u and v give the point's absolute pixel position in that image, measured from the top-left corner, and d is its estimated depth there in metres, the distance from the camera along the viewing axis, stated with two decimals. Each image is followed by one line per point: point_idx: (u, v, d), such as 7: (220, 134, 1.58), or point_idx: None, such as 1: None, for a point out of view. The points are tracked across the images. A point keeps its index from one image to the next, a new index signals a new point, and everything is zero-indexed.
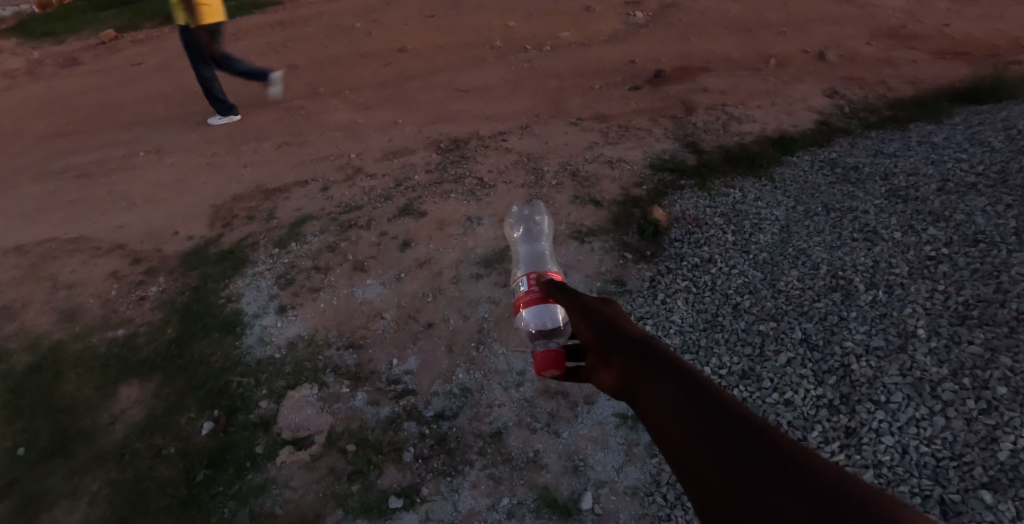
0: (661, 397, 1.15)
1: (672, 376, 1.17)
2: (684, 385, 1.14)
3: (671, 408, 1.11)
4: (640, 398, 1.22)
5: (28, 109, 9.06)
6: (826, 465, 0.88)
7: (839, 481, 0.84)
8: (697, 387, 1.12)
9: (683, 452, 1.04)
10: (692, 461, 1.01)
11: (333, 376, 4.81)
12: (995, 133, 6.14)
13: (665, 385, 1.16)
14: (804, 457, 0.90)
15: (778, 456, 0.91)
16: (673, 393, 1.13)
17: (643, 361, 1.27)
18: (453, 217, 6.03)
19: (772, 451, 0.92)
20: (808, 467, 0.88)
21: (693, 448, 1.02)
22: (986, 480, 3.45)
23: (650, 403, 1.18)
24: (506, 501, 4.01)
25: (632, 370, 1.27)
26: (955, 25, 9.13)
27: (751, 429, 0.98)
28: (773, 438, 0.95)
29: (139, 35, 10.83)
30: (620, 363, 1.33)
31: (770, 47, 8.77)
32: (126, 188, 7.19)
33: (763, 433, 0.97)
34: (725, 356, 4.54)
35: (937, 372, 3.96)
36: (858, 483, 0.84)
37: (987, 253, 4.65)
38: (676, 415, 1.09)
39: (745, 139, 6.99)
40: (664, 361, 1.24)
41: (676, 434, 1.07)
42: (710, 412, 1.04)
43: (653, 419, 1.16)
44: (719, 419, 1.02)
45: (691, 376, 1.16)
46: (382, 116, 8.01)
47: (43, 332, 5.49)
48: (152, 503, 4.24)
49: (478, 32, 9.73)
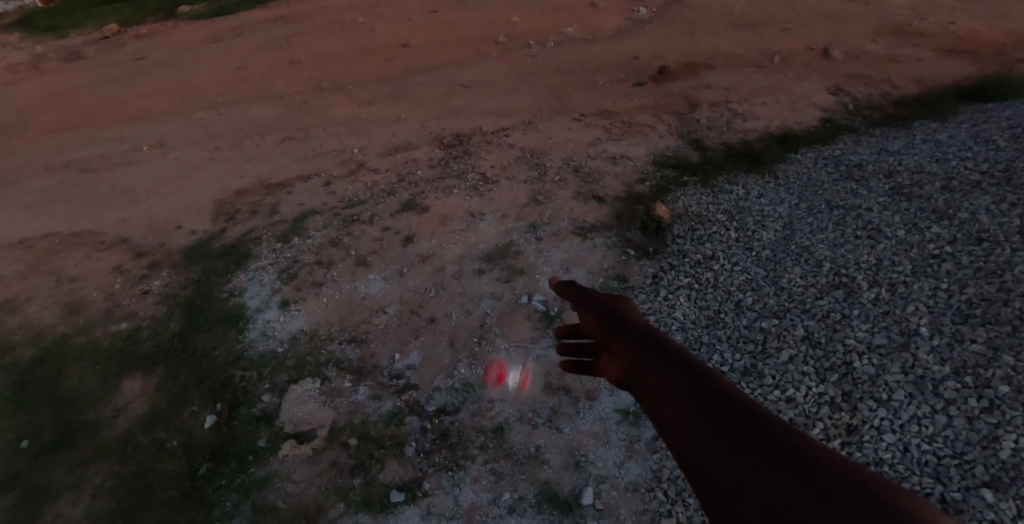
0: (658, 383, 1.03)
1: (673, 364, 1.05)
2: (691, 377, 1.00)
3: (671, 395, 0.98)
4: (637, 385, 1.07)
5: (31, 103, 9.07)
6: (846, 464, 0.77)
7: (860, 479, 0.73)
8: (700, 378, 1.00)
9: (683, 441, 0.91)
10: (695, 451, 0.88)
11: (335, 370, 4.82)
12: (1000, 132, 6.10)
13: (665, 372, 1.04)
14: (822, 454, 0.78)
15: (790, 450, 0.80)
16: (671, 381, 1.01)
17: (638, 344, 1.14)
18: (456, 211, 6.03)
19: (783, 445, 0.80)
20: (825, 464, 0.76)
21: (693, 436, 0.89)
22: (988, 479, 3.46)
23: (646, 390, 1.04)
24: (506, 496, 4.03)
25: (626, 351, 1.14)
26: (960, 22, 9.08)
27: (761, 422, 0.86)
28: (785, 435, 0.84)
29: (143, 29, 10.82)
30: (611, 343, 1.19)
31: (774, 43, 8.74)
32: (130, 182, 7.20)
33: (776, 429, 0.84)
34: (727, 353, 4.57)
35: (939, 370, 3.96)
36: (881, 482, 0.73)
37: (991, 252, 4.63)
38: (677, 403, 0.96)
39: (749, 135, 6.97)
40: (663, 348, 1.11)
41: (674, 420, 0.95)
42: (715, 404, 0.92)
43: (648, 404, 1.03)
44: (726, 410, 0.90)
45: (695, 366, 1.04)
46: (385, 111, 8.00)
47: (47, 325, 5.52)
48: (155, 496, 4.28)
49: (482, 27, 9.70)
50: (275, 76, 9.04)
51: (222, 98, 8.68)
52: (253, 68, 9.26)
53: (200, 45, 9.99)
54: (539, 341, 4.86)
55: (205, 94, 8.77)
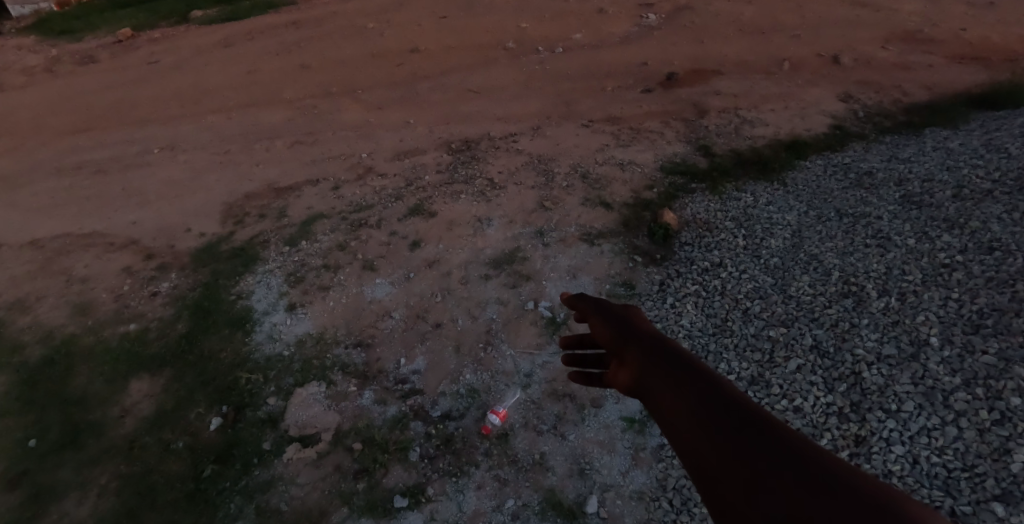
0: (667, 390, 0.97)
1: (685, 371, 0.99)
2: (702, 387, 0.94)
3: (680, 402, 0.93)
4: (649, 398, 1.00)
5: (45, 105, 9.20)
6: (867, 480, 0.72)
7: (879, 496, 0.69)
8: (711, 385, 0.94)
9: (691, 447, 0.86)
10: (705, 458, 0.82)
11: (341, 374, 4.82)
12: (1012, 140, 6.03)
13: (675, 378, 0.98)
14: (838, 470, 0.74)
15: (806, 464, 0.75)
16: (680, 387, 0.95)
17: (649, 352, 1.07)
18: (463, 217, 6.02)
19: (799, 459, 0.76)
20: (838, 478, 0.72)
21: (706, 446, 0.83)
22: (999, 492, 3.40)
23: (655, 395, 0.98)
24: (510, 503, 4.01)
25: (637, 359, 1.07)
26: (972, 28, 8.99)
27: (771, 432, 0.81)
28: (799, 449, 0.79)
29: (156, 34, 10.95)
30: (620, 350, 1.12)
31: (784, 49, 8.69)
32: (141, 184, 7.26)
33: (790, 443, 0.80)
34: (734, 362, 4.53)
35: (949, 381, 3.90)
36: (900, 497, 0.69)
37: (1003, 261, 4.55)
38: (687, 411, 0.90)
39: (757, 142, 6.93)
40: (674, 354, 1.05)
41: (684, 429, 0.89)
42: (729, 411, 0.86)
43: (660, 414, 0.96)
44: (738, 417, 0.85)
45: (708, 374, 0.97)
46: (393, 116, 8.04)
47: (56, 326, 5.57)
48: (159, 496, 4.30)
49: (491, 33, 9.71)
50: (286, 80, 9.11)
51: (232, 102, 8.74)
52: (264, 72, 9.35)
53: (212, 50, 10.11)
54: (545, 347, 4.85)
55: (216, 98, 8.84)
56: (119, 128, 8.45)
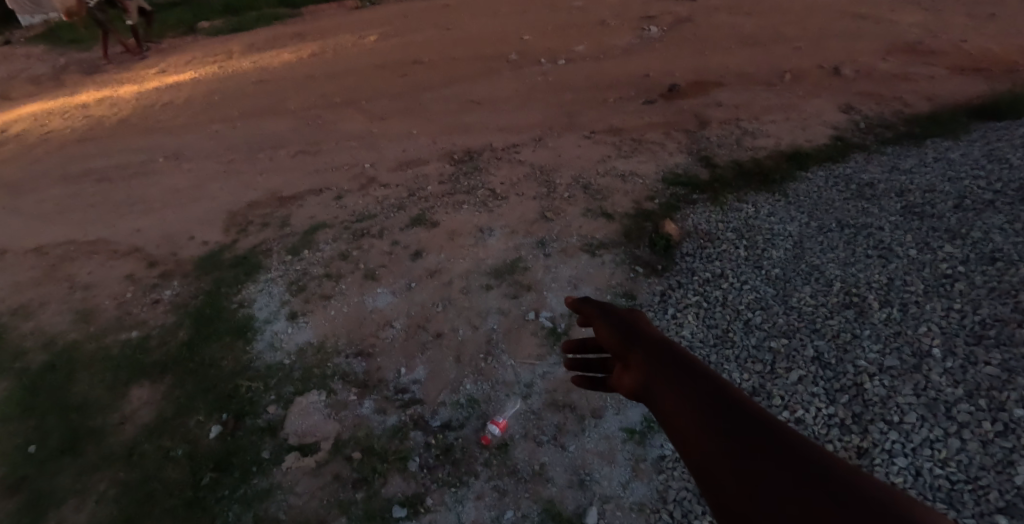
0: (674, 392, 0.94)
1: (692, 375, 0.96)
2: (706, 390, 0.91)
3: (686, 404, 0.90)
4: (658, 405, 0.96)
5: (52, 113, 9.32)
6: (873, 484, 0.71)
7: (889, 504, 0.67)
8: (714, 386, 0.93)
9: (697, 447, 0.84)
10: (715, 465, 0.79)
11: (341, 383, 4.80)
12: (1013, 151, 6.04)
13: (679, 379, 0.96)
14: (844, 474, 0.72)
15: (811, 465, 0.74)
16: (685, 388, 0.93)
17: (654, 354, 1.05)
18: (465, 227, 6.04)
19: (807, 464, 0.74)
20: (841, 479, 0.71)
21: (713, 451, 0.81)
22: (1003, 505, 3.35)
23: (659, 399, 0.96)
24: (509, 514, 3.98)
25: (642, 362, 1.05)
26: (973, 40, 9.01)
27: (775, 435, 0.80)
28: (802, 450, 0.77)
29: (162, 44, 11.14)
30: (624, 353, 1.10)
31: (785, 61, 8.73)
32: (145, 192, 7.32)
33: (795, 446, 0.78)
34: (736, 373, 4.51)
35: (952, 392, 3.86)
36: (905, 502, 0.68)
37: (1005, 271, 4.52)
38: (693, 412, 0.88)
39: (758, 153, 6.93)
40: (680, 359, 1.02)
41: (692, 432, 0.86)
42: (734, 413, 0.85)
43: (670, 423, 0.93)
44: (744, 419, 0.83)
45: (712, 378, 0.95)
46: (396, 126, 8.09)
47: (59, 332, 5.60)
48: (158, 504, 4.28)
49: (493, 45, 9.80)
50: (290, 90, 9.19)
51: (236, 111, 8.83)
52: (269, 82, 9.45)
53: (216, 61, 10.24)
54: (545, 358, 4.83)
55: (221, 108, 8.93)
56: (124, 136, 8.53)
